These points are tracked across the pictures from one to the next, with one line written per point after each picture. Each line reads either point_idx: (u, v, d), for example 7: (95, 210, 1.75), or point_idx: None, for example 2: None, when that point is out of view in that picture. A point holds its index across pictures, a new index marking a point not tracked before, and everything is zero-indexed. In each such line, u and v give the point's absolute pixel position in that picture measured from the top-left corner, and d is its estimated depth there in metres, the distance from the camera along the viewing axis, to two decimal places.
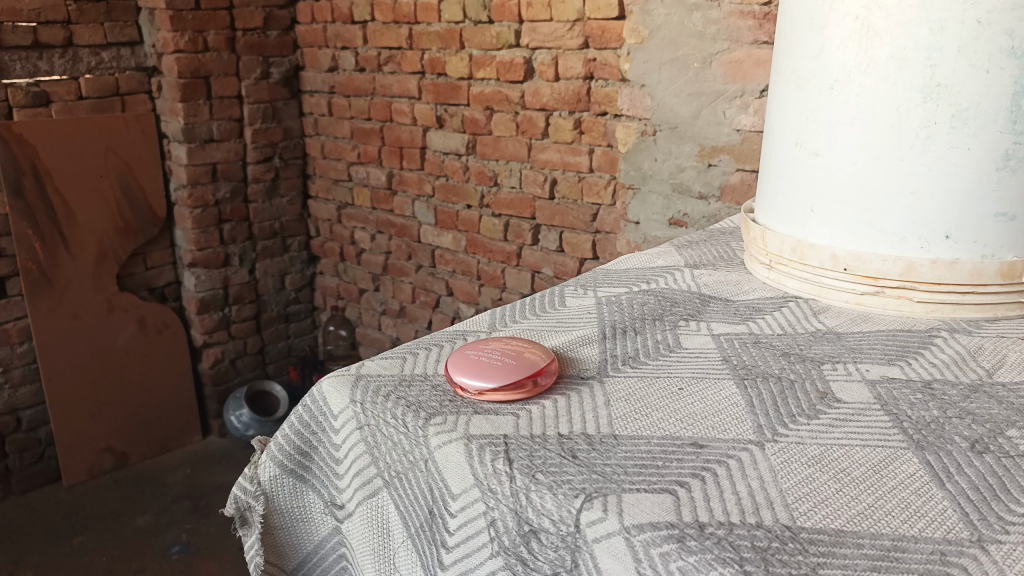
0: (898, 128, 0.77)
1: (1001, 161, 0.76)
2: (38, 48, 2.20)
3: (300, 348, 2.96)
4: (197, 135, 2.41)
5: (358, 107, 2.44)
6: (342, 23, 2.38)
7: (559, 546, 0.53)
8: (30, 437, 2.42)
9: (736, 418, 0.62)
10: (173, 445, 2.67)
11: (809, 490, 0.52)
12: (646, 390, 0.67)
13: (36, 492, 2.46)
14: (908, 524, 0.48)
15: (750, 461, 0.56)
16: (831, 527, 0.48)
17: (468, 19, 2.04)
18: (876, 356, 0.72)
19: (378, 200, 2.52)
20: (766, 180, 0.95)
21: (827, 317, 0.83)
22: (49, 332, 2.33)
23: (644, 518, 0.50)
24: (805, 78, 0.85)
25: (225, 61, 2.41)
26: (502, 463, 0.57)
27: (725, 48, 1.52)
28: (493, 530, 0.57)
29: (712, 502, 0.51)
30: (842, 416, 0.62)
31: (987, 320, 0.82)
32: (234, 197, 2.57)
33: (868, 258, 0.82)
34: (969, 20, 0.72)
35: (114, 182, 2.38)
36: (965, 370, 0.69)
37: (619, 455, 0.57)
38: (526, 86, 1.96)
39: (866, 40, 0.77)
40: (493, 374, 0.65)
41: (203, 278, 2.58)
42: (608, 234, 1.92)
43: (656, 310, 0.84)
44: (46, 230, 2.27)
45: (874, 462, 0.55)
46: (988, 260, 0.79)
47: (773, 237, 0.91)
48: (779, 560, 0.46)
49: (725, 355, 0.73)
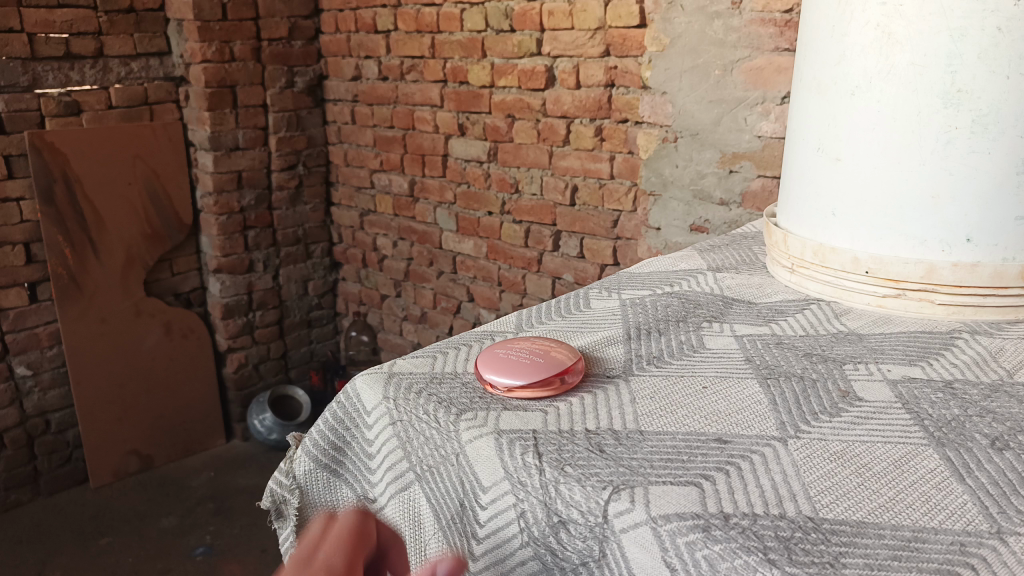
0: (919, 133, 0.79)
1: (1021, 165, 0.77)
2: (70, 59, 2.25)
3: (323, 353, 2.99)
4: (223, 143, 2.46)
5: (381, 115, 2.48)
6: (365, 33, 2.42)
7: (588, 536, 0.55)
8: (58, 440, 2.47)
9: (759, 416, 0.63)
10: (198, 448, 2.71)
11: (831, 484, 0.53)
12: (670, 389, 0.68)
13: (64, 493, 2.51)
14: (929, 517, 0.50)
15: (773, 456, 0.57)
16: (852, 519, 0.50)
17: (490, 27, 2.07)
18: (897, 356, 0.74)
19: (400, 207, 2.55)
20: (788, 184, 0.96)
21: (849, 319, 0.85)
22: (78, 336, 2.38)
23: (671, 509, 0.52)
24: (827, 84, 0.87)
25: (251, 70, 2.46)
26: (532, 457, 0.59)
27: (746, 55, 1.53)
28: (523, 521, 0.59)
29: (737, 494, 0.53)
30: (864, 414, 0.63)
31: (1009, 322, 0.83)
32: (259, 204, 2.61)
33: (888, 261, 0.83)
34: (989, 28, 0.74)
35: (142, 189, 2.42)
36: (986, 370, 0.70)
37: (646, 450, 0.58)
38: (547, 93, 1.98)
39: (887, 47, 0.79)
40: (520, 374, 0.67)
41: (228, 284, 2.62)
42: (629, 240, 1.94)
43: (680, 312, 0.86)
44: (77, 237, 2.32)
45: (895, 458, 0.57)
46: (1009, 263, 0.80)
47: (795, 241, 0.93)
48: (802, 549, 0.47)
49: (748, 355, 0.75)
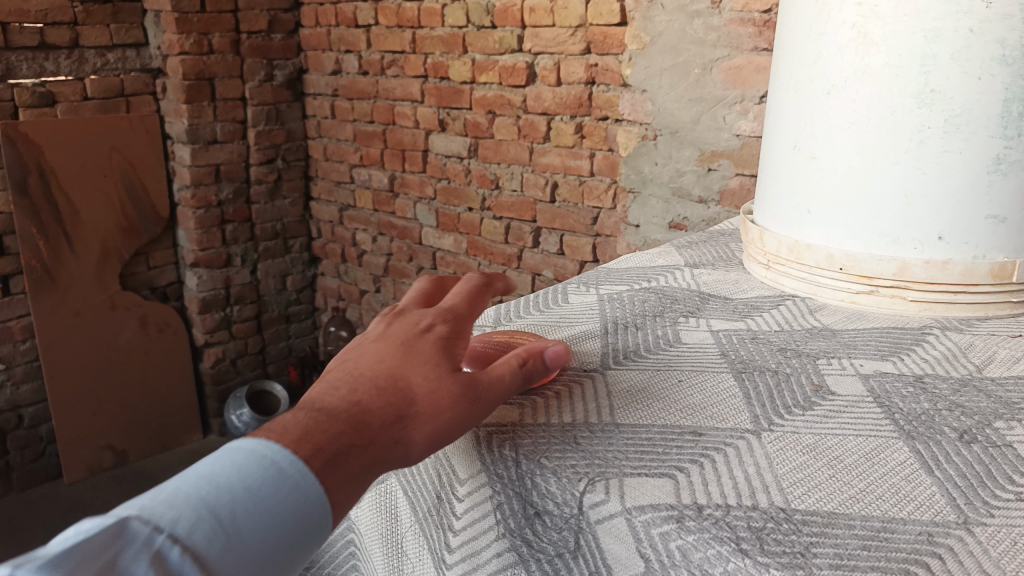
0: (894, 132, 0.80)
1: (992, 165, 0.78)
2: (45, 49, 2.22)
3: (301, 348, 2.97)
4: (201, 137, 2.44)
5: (361, 110, 2.47)
6: (346, 27, 2.41)
7: (563, 528, 0.55)
8: (31, 434, 2.44)
9: (733, 409, 0.64)
10: (173, 443, 2.69)
11: (803, 476, 0.54)
12: (648, 382, 0.69)
13: (36, 489, 2.48)
14: (898, 508, 0.51)
15: (747, 448, 0.58)
16: (823, 510, 0.50)
17: (471, 23, 2.06)
18: (869, 352, 0.75)
19: (379, 202, 2.55)
20: (765, 182, 0.97)
21: (823, 315, 0.86)
22: (51, 330, 2.35)
23: (645, 500, 0.52)
24: (803, 83, 0.88)
25: (230, 63, 2.44)
26: (510, 449, 0.60)
27: (725, 55, 1.54)
28: (498, 513, 0.59)
29: (711, 486, 0.53)
30: (836, 408, 0.64)
31: (978, 319, 0.84)
32: (237, 198, 2.59)
33: (862, 258, 0.85)
34: (962, 29, 0.75)
35: (118, 182, 2.40)
36: (956, 365, 0.71)
37: (620, 442, 0.59)
38: (528, 90, 1.99)
39: (863, 47, 0.80)
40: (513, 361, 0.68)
41: (206, 278, 2.60)
42: (608, 237, 1.95)
43: (657, 307, 0.87)
44: (51, 229, 2.29)
45: (866, 450, 0.58)
46: (980, 261, 0.81)
47: (771, 238, 0.94)
48: (773, 539, 0.48)
49: (724, 350, 0.75)
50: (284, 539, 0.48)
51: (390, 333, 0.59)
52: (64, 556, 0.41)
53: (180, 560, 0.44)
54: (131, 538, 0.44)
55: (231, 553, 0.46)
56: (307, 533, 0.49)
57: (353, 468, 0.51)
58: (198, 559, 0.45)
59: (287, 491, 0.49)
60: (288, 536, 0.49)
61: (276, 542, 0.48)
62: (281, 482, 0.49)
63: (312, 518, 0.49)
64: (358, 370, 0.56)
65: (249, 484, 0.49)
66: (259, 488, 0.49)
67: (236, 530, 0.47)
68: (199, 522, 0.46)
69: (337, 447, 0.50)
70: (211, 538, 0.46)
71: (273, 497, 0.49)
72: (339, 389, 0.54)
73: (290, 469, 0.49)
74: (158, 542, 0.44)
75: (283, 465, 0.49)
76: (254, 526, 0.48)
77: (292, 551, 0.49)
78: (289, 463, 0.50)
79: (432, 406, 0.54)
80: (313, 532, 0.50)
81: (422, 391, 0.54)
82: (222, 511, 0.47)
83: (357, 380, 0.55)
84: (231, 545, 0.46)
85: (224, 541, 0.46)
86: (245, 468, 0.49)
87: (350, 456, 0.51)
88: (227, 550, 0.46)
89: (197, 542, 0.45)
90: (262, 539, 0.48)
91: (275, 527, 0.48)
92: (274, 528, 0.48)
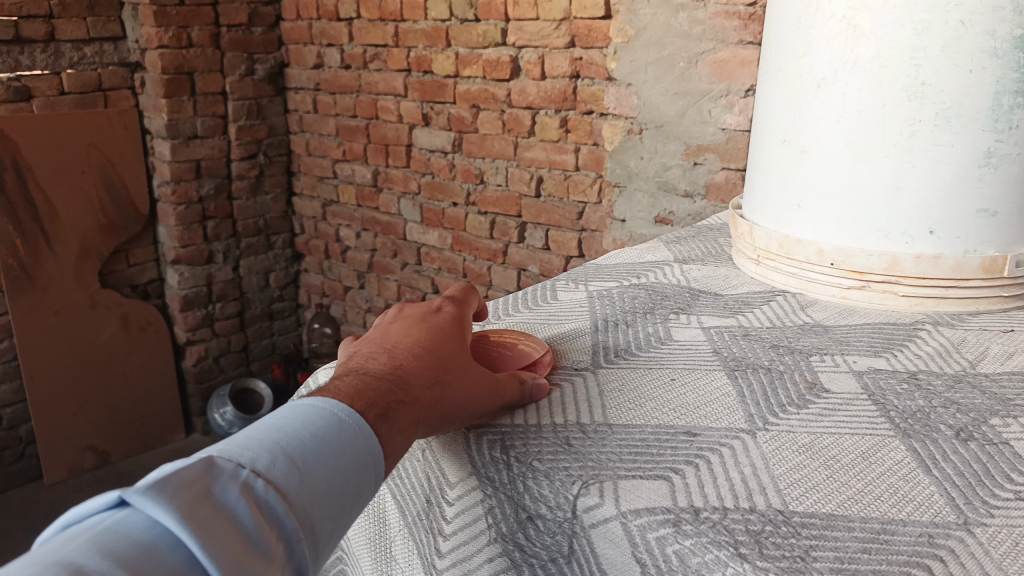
0: (883, 126, 0.79)
1: (983, 159, 0.78)
2: (20, 43, 2.18)
3: (284, 346, 2.94)
4: (181, 132, 2.40)
5: (343, 104, 2.44)
6: (327, 21, 2.37)
7: (557, 532, 0.54)
8: (10, 435, 2.40)
9: (727, 408, 0.63)
10: (156, 443, 2.65)
11: (801, 476, 0.53)
12: (639, 380, 0.68)
13: (16, 490, 2.44)
14: (897, 509, 0.50)
15: (741, 448, 0.57)
16: (822, 511, 0.50)
17: (455, 17, 2.04)
18: (862, 348, 0.74)
19: (363, 197, 2.52)
20: (753, 178, 0.96)
21: (815, 311, 0.85)
22: (31, 330, 2.31)
23: (641, 503, 0.51)
24: (792, 76, 0.87)
25: (209, 57, 2.40)
26: (500, 451, 0.58)
27: (710, 48, 1.53)
28: (491, 517, 0.58)
29: (707, 488, 0.52)
30: (831, 406, 0.63)
31: (970, 313, 0.84)
32: (218, 194, 2.56)
33: (853, 252, 0.84)
34: (953, 21, 0.74)
35: (97, 178, 2.36)
36: (950, 361, 0.71)
37: (614, 443, 0.58)
38: (512, 84, 1.97)
39: (852, 39, 0.79)
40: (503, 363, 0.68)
41: (188, 275, 2.57)
42: (594, 232, 1.94)
43: (648, 304, 0.86)
44: (28, 227, 2.25)
45: (863, 449, 0.57)
46: (972, 255, 0.81)
47: (760, 233, 0.93)
48: (772, 543, 0.47)
49: (716, 348, 0.74)
50: (348, 485, 0.48)
51: (407, 316, 0.64)
52: (164, 480, 0.41)
53: (265, 491, 0.44)
54: (220, 469, 0.43)
55: (307, 491, 0.46)
56: (365, 484, 0.49)
57: (402, 422, 0.53)
58: (280, 491, 0.44)
59: (348, 442, 0.49)
60: (352, 482, 0.48)
61: (342, 487, 0.48)
62: (342, 433, 0.49)
63: (368, 470, 0.50)
64: (389, 345, 0.59)
65: (314, 431, 0.48)
66: (325, 435, 0.48)
67: (309, 470, 0.46)
68: (276, 460, 0.45)
69: (389, 401, 0.53)
70: (289, 475, 0.45)
71: (338, 444, 0.48)
72: (379, 358, 0.57)
73: (349, 421, 0.50)
74: (244, 475, 0.44)
75: (345, 419, 0.50)
76: (324, 468, 0.47)
77: (354, 501, 0.48)
78: (350, 417, 0.50)
79: (464, 382, 0.59)
80: (369, 485, 0.50)
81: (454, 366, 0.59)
82: (294, 453, 0.47)
83: (393, 351, 0.58)
84: (305, 483, 0.46)
85: (300, 479, 0.46)
86: (310, 418, 0.49)
87: (398, 410, 0.53)
88: (304, 487, 0.45)
89: (276, 478, 0.45)
90: (334, 480, 0.47)
91: (342, 471, 0.48)
92: (342, 473, 0.48)
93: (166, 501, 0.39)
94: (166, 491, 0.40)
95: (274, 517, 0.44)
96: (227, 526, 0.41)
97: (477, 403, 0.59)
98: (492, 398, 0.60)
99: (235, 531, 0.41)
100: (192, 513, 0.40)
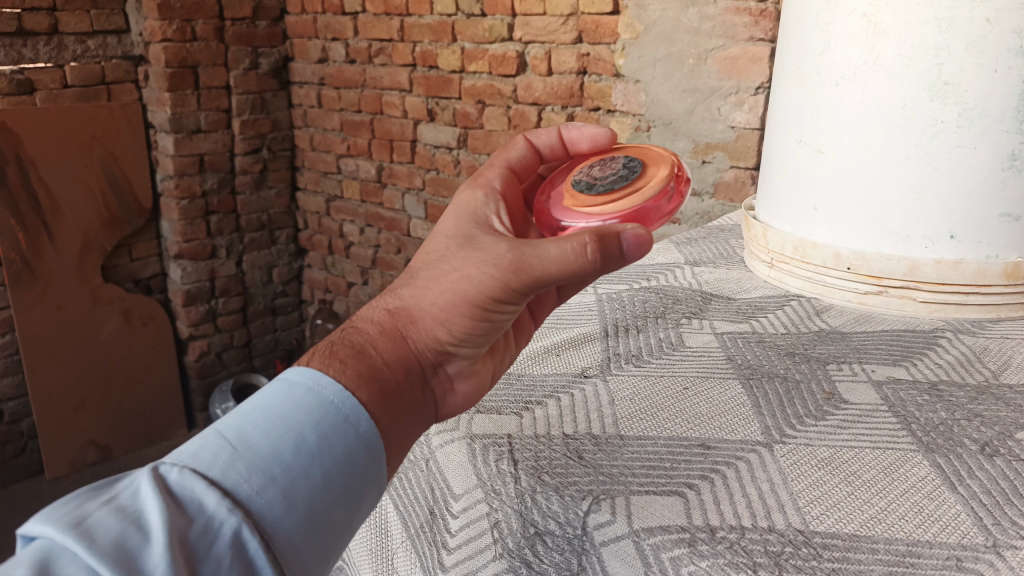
0: (904, 126, 0.76)
1: (1007, 161, 0.75)
2: (22, 35, 2.16)
3: (287, 341, 2.93)
4: (184, 126, 2.38)
5: (348, 99, 2.42)
6: (332, 14, 2.35)
7: (565, 548, 0.51)
8: (12, 430, 2.39)
9: (743, 419, 0.61)
10: (158, 438, 2.64)
11: (820, 493, 0.51)
12: (649, 390, 0.66)
13: (18, 485, 2.42)
14: (923, 529, 0.48)
15: (759, 462, 0.55)
16: (844, 532, 0.47)
17: (460, 11, 2.01)
18: (880, 357, 0.72)
19: (367, 192, 2.50)
20: (768, 178, 0.94)
21: (831, 316, 0.83)
22: (33, 325, 2.29)
23: (654, 522, 0.49)
24: (811, 75, 0.84)
25: (213, 50, 2.38)
26: (507, 464, 0.57)
27: (719, 45, 1.49)
28: (496, 532, 0.53)
29: (722, 505, 0.50)
30: (851, 417, 0.61)
31: (991, 321, 0.81)
32: (221, 188, 2.54)
33: (871, 257, 0.82)
34: (977, 19, 0.72)
35: (100, 172, 2.34)
36: (971, 371, 0.68)
37: (627, 457, 0.56)
38: (518, 80, 1.95)
39: (873, 38, 0.76)
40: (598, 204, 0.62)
41: (190, 270, 2.55)
42: None
43: (658, 308, 0.84)
44: (30, 221, 2.23)
45: (884, 464, 0.55)
46: (992, 260, 0.78)
47: (775, 235, 0.91)
48: (792, 565, 0.45)
49: (729, 355, 0.72)
50: (304, 443, 0.49)
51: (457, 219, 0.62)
52: (61, 507, 0.42)
53: (181, 477, 0.44)
54: (131, 482, 0.45)
55: (241, 459, 0.46)
56: (335, 436, 0.50)
57: (348, 351, 0.55)
58: (202, 473, 0.45)
59: (300, 399, 0.50)
60: (309, 441, 0.49)
61: (296, 447, 0.48)
62: (294, 393, 0.51)
63: (338, 421, 0.50)
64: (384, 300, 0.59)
65: (257, 403, 0.50)
66: (266, 404, 0.50)
67: (244, 442, 0.47)
68: (205, 443, 0.46)
69: (334, 337, 0.57)
70: (218, 451, 0.46)
71: (286, 405, 0.50)
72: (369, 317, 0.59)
73: (300, 380, 0.51)
74: (158, 469, 0.45)
75: (295, 379, 0.51)
76: (265, 437, 0.48)
77: (321, 458, 0.49)
78: (301, 375, 0.52)
79: (436, 279, 0.55)
80: (343, 436, 0.50)
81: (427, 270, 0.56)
82: (227, 431, 0.48)
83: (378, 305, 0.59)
84: (239, 457, 0.46)
85: (230, 451, 0.46)
86: (254, 395, 0.51)
87: (342, 348, 0.55)
88: (236, 461, 0.46)
89: (202, 461, 0.46)
90: (274, 443, 0.48)
91: (293, 432, 0.49)
92: (292, 435, 0.49)
93: (53, 523, 0.40)
94: (59, 514, 0.41)
95: (197, 500, 0.44)
96: (125, 526, 0.41)
97: (458, 292, 0.53)
98: (475, 281, 0.52)
99: (136, 528, 0.41)
100: (81, 525, 0.40)
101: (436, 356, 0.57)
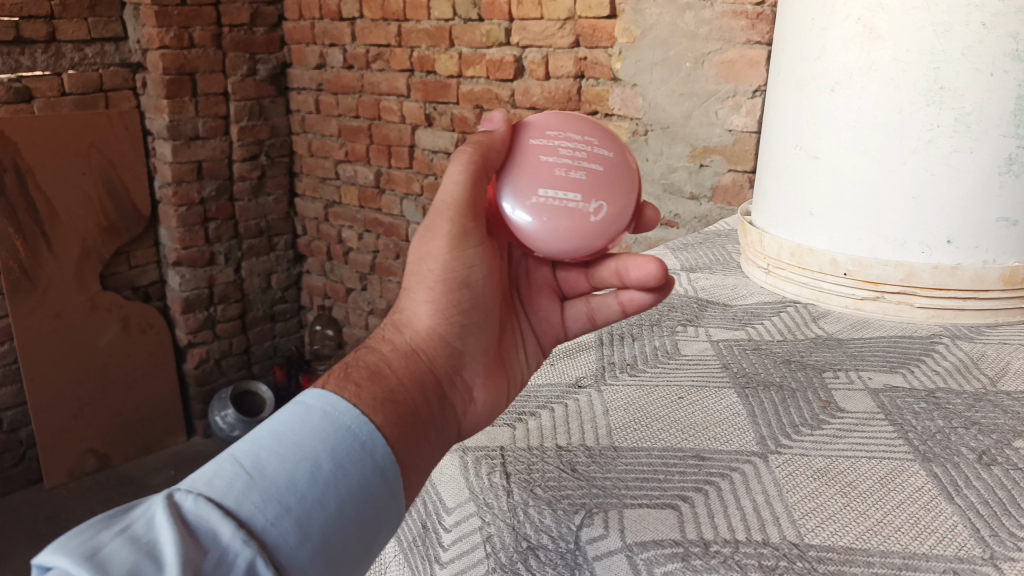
0: (901, 131, 0.76)
1: (1004, 165, 0.75)
2: (20, 43, 2.16)
3: (286, 348, 2.92)
4: (182, 133, 2.38)
5: (346, 105, 2.41)
6: (330, 20, 2.34)
7: (558, 563, 0.50)
8: (10, 439, 2.38)
9: (738, 429, 0.60)
10: (158, 446, 2.64)
11: (815, 505, 0.51)
12: (644, 399, 0.65)
13: (16, 494, 2.42)
14: (919, 541, 0.47)
15: (754, 474, 0.54)
16: (839, 545, 0.47)
17: (458, 16, 2.01)
18: (878, 364, 0.71)
19: (365, 198, 2.50)
20: (763, 182, 0.93)
21: (827, 323, 0.82)
22: (31, 333, 2.28)
23: (647, 536, 0.49)
24: (807, 80, 0.84)
25: (211, 57, 2.37)
26: (499, 478, 0.56)
27: (717, 48, 1.49)
28: (488, 546, 0.52)
29: (717, 518, 0.50)
30: (847, 426, 0.60)
31: (988, 326, 0.81)
32: (219, 195, 2.53)
33: (868, 263, 0.81)
34: (973, 23, 0.71)
35: (98, 180, 2.34)
36: (969, 378, 0.68)
37: (622, 469, 0.56)
38: (515, 84, 1.94)
39: (870, 42, 0.76)
40: (537, 155, 0.63)
41: (189, 277, 2.54)
42: None
43: (653, 316, 0.83)
44: (29, 229, 2.22)
45: (880, 474, 0.54)
46: (990, 265, 0.78)
47: (771, 241, 0.90)
48: None
49: (725, 363, 0.72)
50: (320, 470, 0.48)
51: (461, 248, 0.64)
52: (75, 537, 0.41)
53: (196, 506, 0.44)
54: (145, 511, 0.44)
55: (257, 488, 0.45)
56: (351, 463, 0.49)
57: (362, 370, 0.55)
58: (218, 504, 0.44)
59: (316, 424, 0.50)
60: (324, 468, 0.48)
61: (312, 475, 0.48)
62: (309, 417, 0.50)
63: (355, 447, 0.50)
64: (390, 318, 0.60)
65: (274, 429, 0.49)
66: (282, 430, 0.49)
67: (260, 471, 0.46)
68: (219, 472, 0.46)
69: (347, 359, 0.57)
70: (233, 481, 0.45)
71: (301, 431, 0.49)
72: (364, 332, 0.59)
73: (316, 405, 0.51)
74: (172, 498, 0.44)
75: (311, 403, 0.51)
76: (279, 465, 0.47)
77: (336, 485, 0.48)
78: (316, 399, 0.51)
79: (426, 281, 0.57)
80: (360, 464, 0.50)
81: (414, 277, 0.59)
82: (244, 460, 0.47)
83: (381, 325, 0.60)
84: (254, 486, 0.46)
85: (246, 481, 0.46)
86: (269, 420, 0.50)
87: (356, 368, 0.55)
88: (250, 491, 0.45)
89: (216, 491, 0.45)
90: (289, 472, 0.47)
91: (308, 460, 0.48)
92: (307, 462, 0.48)
93: (66, 554, 0.39)
94: (74, 544, 0.40)
95: (211, 531, 0.43)
96: (140, 557, 0.40)
97: (437, 276, 0.57)
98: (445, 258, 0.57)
99: (149, 559, 0.40)
100: (96, 557, 0.39)
101: (449, 361, 0.58)
